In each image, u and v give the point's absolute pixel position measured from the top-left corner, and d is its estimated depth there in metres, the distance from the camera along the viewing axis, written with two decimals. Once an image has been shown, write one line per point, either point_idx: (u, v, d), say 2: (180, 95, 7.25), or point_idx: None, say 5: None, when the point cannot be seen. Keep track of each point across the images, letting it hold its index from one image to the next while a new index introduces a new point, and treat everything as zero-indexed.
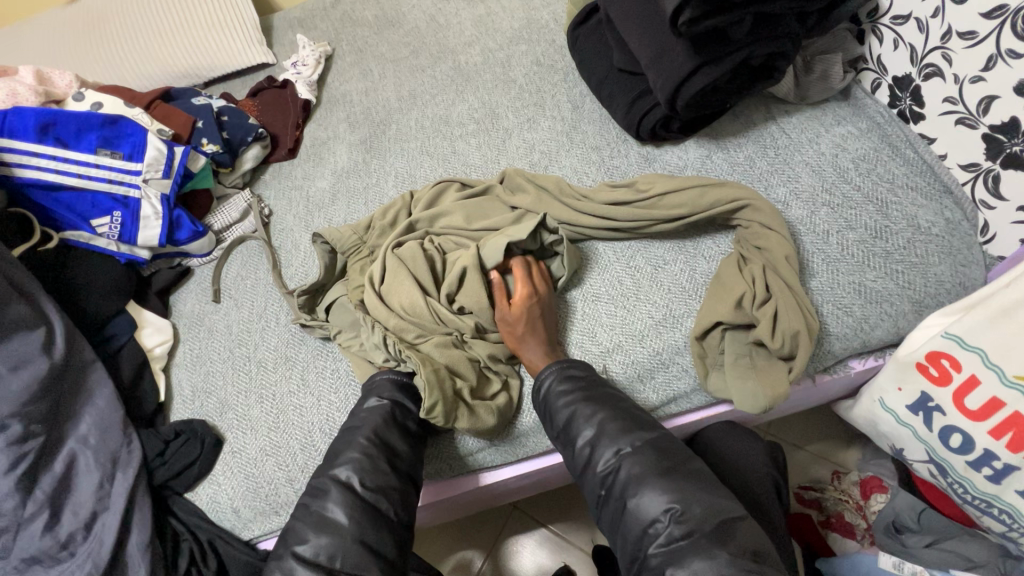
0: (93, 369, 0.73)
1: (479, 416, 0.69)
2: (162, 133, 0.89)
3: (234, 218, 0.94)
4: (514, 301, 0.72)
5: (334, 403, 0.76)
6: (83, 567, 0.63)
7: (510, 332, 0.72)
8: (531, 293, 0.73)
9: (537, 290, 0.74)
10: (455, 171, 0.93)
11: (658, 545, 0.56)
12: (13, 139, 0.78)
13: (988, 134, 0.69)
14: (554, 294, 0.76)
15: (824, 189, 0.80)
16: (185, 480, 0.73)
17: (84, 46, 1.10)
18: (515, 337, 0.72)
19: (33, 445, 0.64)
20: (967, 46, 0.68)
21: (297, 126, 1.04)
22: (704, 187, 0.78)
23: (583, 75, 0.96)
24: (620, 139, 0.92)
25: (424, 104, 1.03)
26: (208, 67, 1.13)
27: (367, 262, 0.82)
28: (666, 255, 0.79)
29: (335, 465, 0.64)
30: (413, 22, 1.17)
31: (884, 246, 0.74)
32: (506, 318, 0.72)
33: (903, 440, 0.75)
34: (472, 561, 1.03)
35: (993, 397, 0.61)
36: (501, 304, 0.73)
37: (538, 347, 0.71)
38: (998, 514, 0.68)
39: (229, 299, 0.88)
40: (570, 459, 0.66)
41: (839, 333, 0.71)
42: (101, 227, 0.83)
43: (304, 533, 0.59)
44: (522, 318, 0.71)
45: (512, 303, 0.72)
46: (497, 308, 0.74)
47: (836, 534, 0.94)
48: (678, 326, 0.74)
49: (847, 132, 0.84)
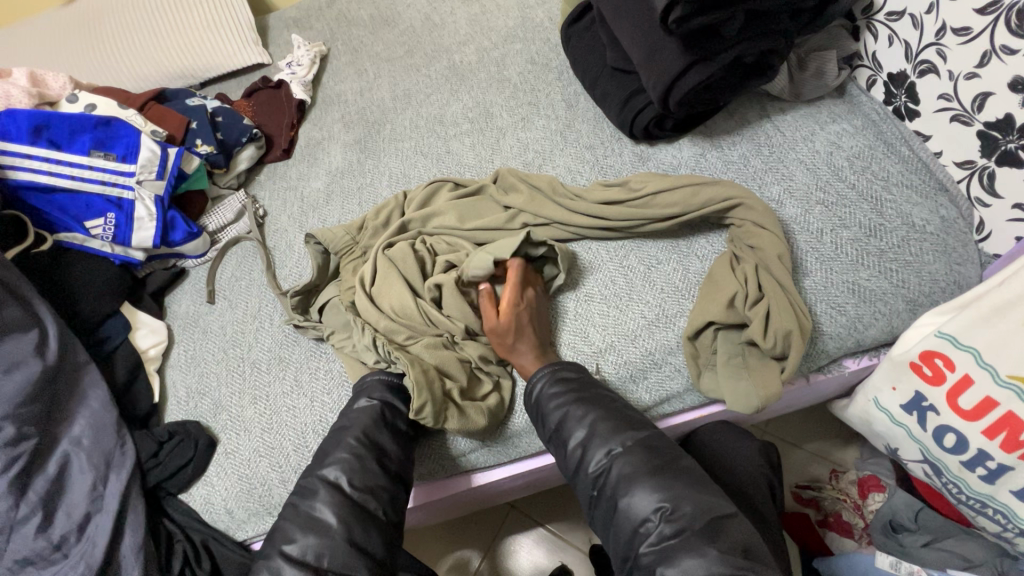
0: (87, 370, 0.73)
1: (469, 418, 0.68)
2: (155, 133, 0.89)
3: (229, 219, 0.95)
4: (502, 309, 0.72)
5: (327, 404, 0.76)
6: (76, 568, 0.63)
7: (501, 341, 0.72)
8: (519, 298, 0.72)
9: (525, 296, 0.73)
10: (449, 171, 0.93)
11: (649, 544, 0.56)
12: (8, 142, 0.78)
13: (982, 131, 0.69)
14: (546, 299, 0.76)
15: (819, 187, 0.79)
16: (179, 481, 0.73)
17: (79, 47, 1.10)
18: (505, 345, 0.71)
19: (27, 446, 0.65)
20: (962, 42, 0.67)
21: (291, 126, 1.04)
22: (697, 186, 0.77)
23: (577, 73, 0.96)
24: (614, 137, 0.91)
25: (418, 103, 1.03)
26: (204, 67, 1.12)
27: (360, 262, 0.82)
28: (659, 255, 0.79)
29: (324, 465, 0.64)
30: (408, 22, 1.17)
31: (879, 244, 0.74)
32: (495, 327, 0.72)
33: (898, 440, 0.74)
34: (469, 560, 1.03)
35: (986, 396, 0.60)
36: (489, 314, 0.73)
37: (529, 352, 0.71)
38: (993, 514, 0.68)
39: (223, 299, 0.89)
40: (562, 461, 0.66)
41: (833, 333, 0.71)
42: (94, 229, 0.83)
43: (292, 533, 0.59)
44: (512, 325, 0.71)
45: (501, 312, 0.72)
46: (485, 319, 0.73)
47: (833, 533, 0.94)
48: (671, 326, 0.73)
49: (841, 129, 0.84)
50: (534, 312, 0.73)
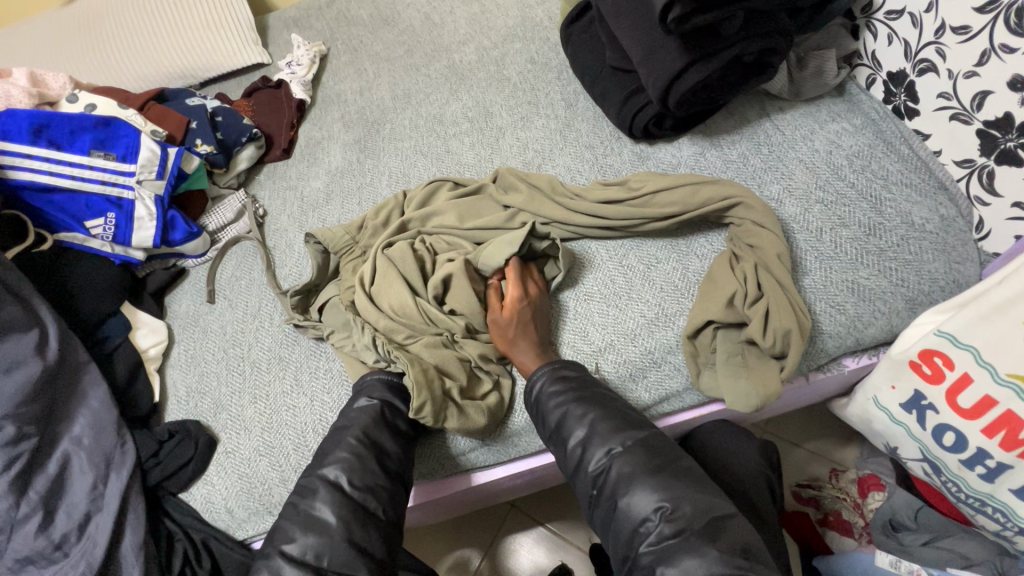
0: (87, 370, 0.74)
1: (469, 417, 0.68)
2: (155, 133, 0.89)
3: (229, 219, 0.95)
4: (506, 304, 0.73)
5: (327, 403, 0.76)
6: (77, 567, 0.63)
7: (500, 335, 0.72)
8: (523, 294, 0.73)
9: (529, 293, 0.74)
10: (449, 170, 0.93)
11: (648, 544, 0.56)
12: (8, 141, 0.78)
13: (981, 130, 0.69)
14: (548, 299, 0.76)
15: (819, 186, 0.79)
16: (179, 481, 0.73)
17: (80, 47, 1.10)
18: (506, 341, 0.71)
19: (27, 446, 0.65)
20: (961, 40, 0.67)
21: (291, 126, 1.04)
22: (696, 185, 0.77)
23: (577, 72, 0.96)
24: (613, 137, 0.91)
25: (418, 103, 1.03)
26: (204, 66, 1.13)
27: (359, 262, 0.82)
28: (659, 254, 0.79)
29: (324, 464, 0.64)
30: (408, 21, 1.17)
31: (878, 243, 0.74)
32: (497, 321, 0.73)
33: (898, 439, 0.74)
34: (470, 560, 1.03)
35: (986, 395, 0.60)
36: (495, 308, 0.74)
37: (529, 350, 0.71)
38: (993, 513, 0.68)
39: (223, 299, 0.89)
40: (562, 460, 0.66)
41: (832, 331, 0.71)
42: (94, 229, 0.83)
43: (292, 532, 0.59)
44: (513, 318, 0.71)
45: (505, 307, 0.72)
46: (490, 312, 0.74)
47: (833, 532, 0.93)
48: (670, 325, 0.73)
49: (841, 128, 0.84)
50: (537, 310, 0.73)
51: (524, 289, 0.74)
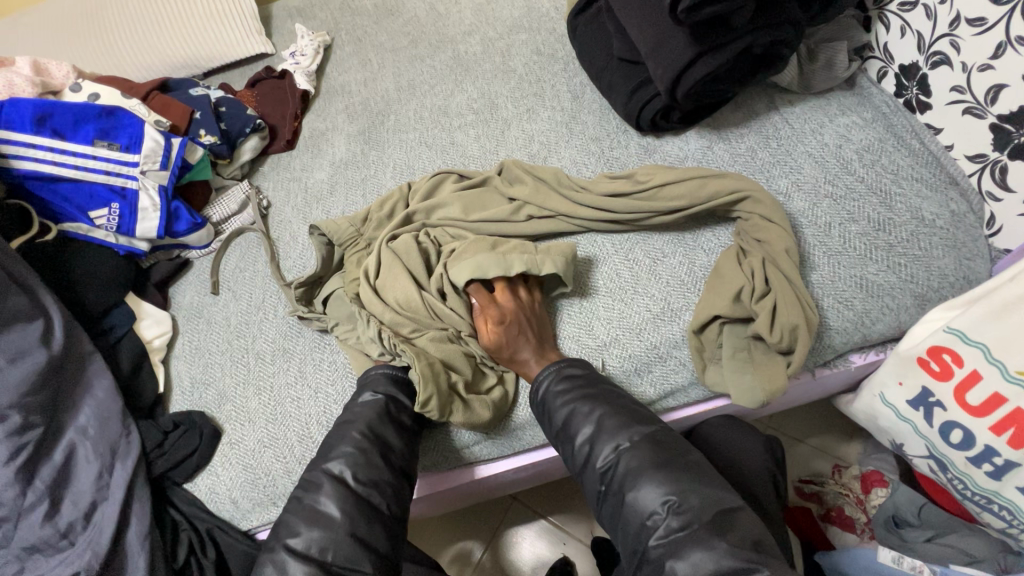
0: (91, 360, 0.74)
1: (473, 411, 0.68)
2: (159, 123, 0.89)
3: (233, 210, 0.94)
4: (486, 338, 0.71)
5: (331, 395, 0.76)
6: (82, 556, 0.63)
7: (498, 357, 0.71)
8: (498, 309, 0.71)
9: (484, 325, 0.71)
10: (454, 162, 0.92)
11: (657, 537, 0.55)
12: (11, 131, 0.78)
13: (995, 124, 0.68)
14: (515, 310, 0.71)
15: (827, 180, 0.78)
16: (184, 471, 0.73)
17: (79, 35, 1.09)
18: (517, 361, 0.70)
19: (32, 436, 0.65)
20: (977, 32, 0.66)
21: (295, 117, 1.03)
22: (704, 178, 0.77)
23: (583, 64, 0.95)
24: (619, 129, 0.90)
25: (423, 94, 1.02)
26: (206, 57, 1.12)
27: (364, 255, 0.81)
28: (665, 247, 0.78)
29: (329, 459, 0.63)
30: (413, 11, 1.16)
31: (887, 239, 0.73)
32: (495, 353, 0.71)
33: (904, 435, 0.74)
34: (472, 552, 1.03)
35: (994, 392, 0.60)
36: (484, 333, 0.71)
37: (533, 363, 0.70)
38: (998, 510, 0.67)
39: (228, 290, 0.88)
40: (569, 458, 0.65)
41: (839, 327, 0.70)
42: (98, 219, 0.83)
43: (296, 526, 0.59)
44: (501, 338, 0.69)
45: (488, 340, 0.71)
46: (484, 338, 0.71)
47: (835, 528, 0.94)
48: (675, 319, 0.73)
49: (850, 122, 0.83)
50: (521, 316, 0.71)
51: (496, 304, 0.71)
